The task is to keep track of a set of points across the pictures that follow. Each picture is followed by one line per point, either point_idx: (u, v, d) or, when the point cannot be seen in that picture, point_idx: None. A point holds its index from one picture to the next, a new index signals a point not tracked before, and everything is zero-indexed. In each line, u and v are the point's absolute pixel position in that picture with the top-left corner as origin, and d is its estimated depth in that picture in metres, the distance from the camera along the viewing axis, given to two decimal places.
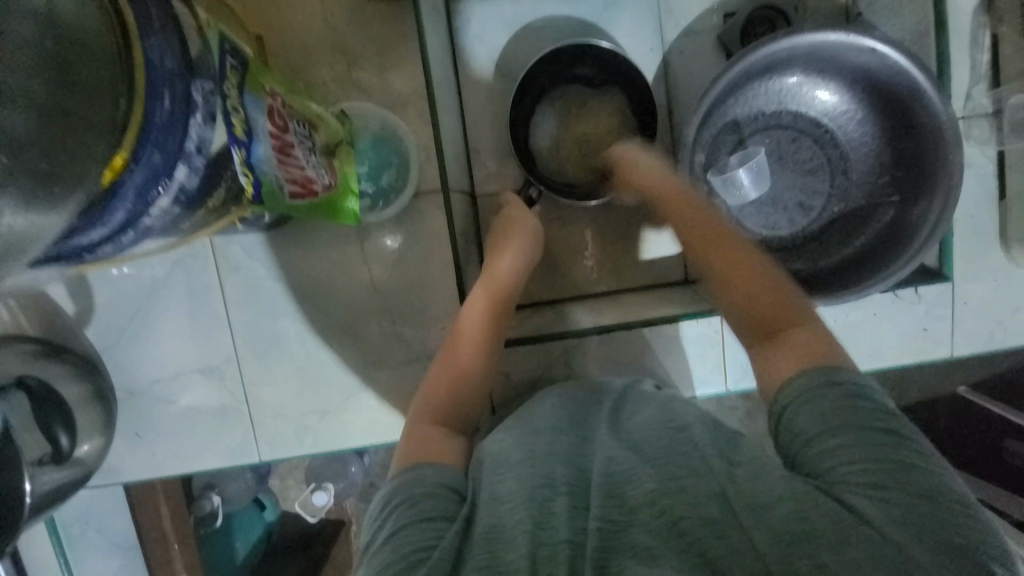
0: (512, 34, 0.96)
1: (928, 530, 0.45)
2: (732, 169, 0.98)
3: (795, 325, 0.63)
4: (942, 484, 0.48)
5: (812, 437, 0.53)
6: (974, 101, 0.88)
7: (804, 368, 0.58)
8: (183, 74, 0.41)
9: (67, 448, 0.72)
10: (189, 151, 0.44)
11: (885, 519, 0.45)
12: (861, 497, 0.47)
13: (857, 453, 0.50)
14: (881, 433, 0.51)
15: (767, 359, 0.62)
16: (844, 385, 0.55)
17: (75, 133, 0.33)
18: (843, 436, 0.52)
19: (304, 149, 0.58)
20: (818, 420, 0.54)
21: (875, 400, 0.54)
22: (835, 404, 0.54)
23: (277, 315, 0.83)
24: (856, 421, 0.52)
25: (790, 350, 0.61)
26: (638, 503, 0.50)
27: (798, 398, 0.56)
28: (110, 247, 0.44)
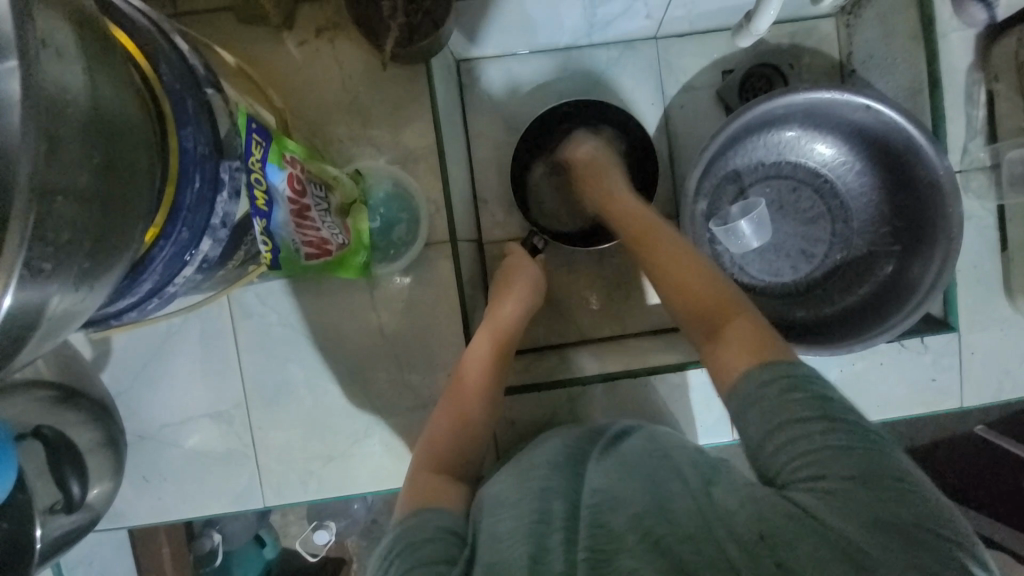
0: (519, 90, 1.01)
1: (870, 512, 0.45)
2: (734, 219, 1.00)
3: (732, 319, 0.63)
4: (883, 463, 0.48)
5: (762, 438, 0.53)
6: (970, 155, 0.90)
7: (747, 365, 0.58)
8: (213, 156, 0.46)
9: (78, 497, 0.73)
10: (214, 226, 0.46)
11: (829, 512, 0.46)
12: (807, 494, 0.48)
13: (799, 447, 0.51)
14: (818, 420, 0.51)
15: (715, 356, 0.62)
16: (782, 376, 0.55)
17: (114, 219, 0.35)
18: (784, 432, 0.52)
19: (320, 212, 0.61)
20: (762, 420, 0.54)
21: (811, 383, 0.54)
22: (774, 399, 0.54)
23: (287, 360, 0.84)
24: (794, 413, 0.52)
25: (734, 345, 0.61)
26: (625, 531, 0.48)
27: (745, 397, 0.56)
28: (135, 313, 0.47)
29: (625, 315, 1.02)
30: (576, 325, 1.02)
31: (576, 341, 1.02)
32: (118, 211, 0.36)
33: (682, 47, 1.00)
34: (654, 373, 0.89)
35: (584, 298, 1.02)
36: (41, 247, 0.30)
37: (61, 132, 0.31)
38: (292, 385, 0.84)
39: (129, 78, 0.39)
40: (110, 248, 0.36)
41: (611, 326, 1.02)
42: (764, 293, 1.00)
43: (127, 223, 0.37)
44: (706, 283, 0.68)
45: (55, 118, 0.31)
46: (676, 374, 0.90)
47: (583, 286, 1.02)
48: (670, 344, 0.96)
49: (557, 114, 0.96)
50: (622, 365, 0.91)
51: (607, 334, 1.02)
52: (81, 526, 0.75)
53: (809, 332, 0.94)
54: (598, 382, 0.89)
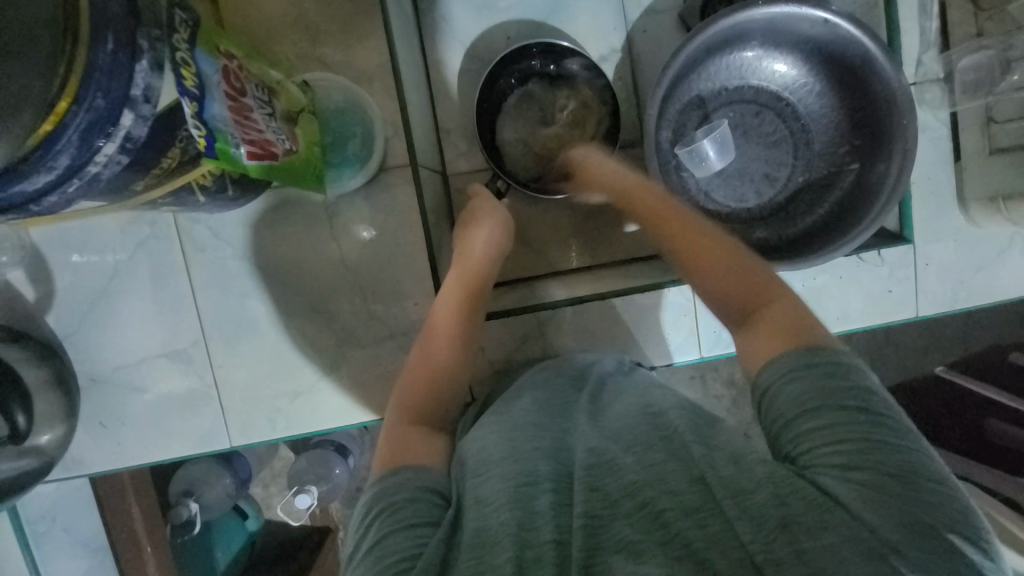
0: (478, 17, 0.97)
1: (903, 509, 0.44)
2: (698, 140, 0.98)
3: (766, 304, 0.61)
4: (918, 462, 0.47)
5: (789, 418, 0.52)
6: (925, 67, 0.91)
7: (783, 351, 0.56)
8: (129, 18, 0.41)
9: (23, 427, 0.69)
10: (135, 98, 0.42)
11: (861, 503, 0.44)
12: (836, 481, 0.46)
13: (833, 433, 0.49)
14: (857, 410, 0.50)
15: (748, 342, 0.60)
16: (819, 364, 0.53)
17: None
18: (820, 417, 0.50)
19: (263, 115, 0.58)
20: (797, 402, 0.52)
21: (849, 374, 0.52)
22: (811, 386, 0.52)
23: (245, 295, 0.81)
24: (830, 401, 0.50)
25: (767, 331, 0.58)
26: (619, 496, 0.50)
27: (777, 379, 0.54)
28: (56, 198, 0.43)
29: (595, 247, 1.02)
30: (545, 258, 1.01)
31: (546, 274, 1.01)
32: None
33: None
34: (622, 295, 0.87)
35: (552, 231, 1.01)
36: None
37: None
38: (251, 322, 0.82)
39: None
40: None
41: (580, 258, 1.02)
42: (730, 219, 1.01)
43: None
44: (728, 259, 0.66)
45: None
46: (648, 295, 0.90)
47: (550, 220, 1.01)
48: (638, 272, 0.96)
49: (528, 51, 0.94)
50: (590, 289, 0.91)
51: (576, 265, 1.02)
52: (32, 471, 0.73)
53: (776, 252, 0.95)
54: (566, 305, 0.87)
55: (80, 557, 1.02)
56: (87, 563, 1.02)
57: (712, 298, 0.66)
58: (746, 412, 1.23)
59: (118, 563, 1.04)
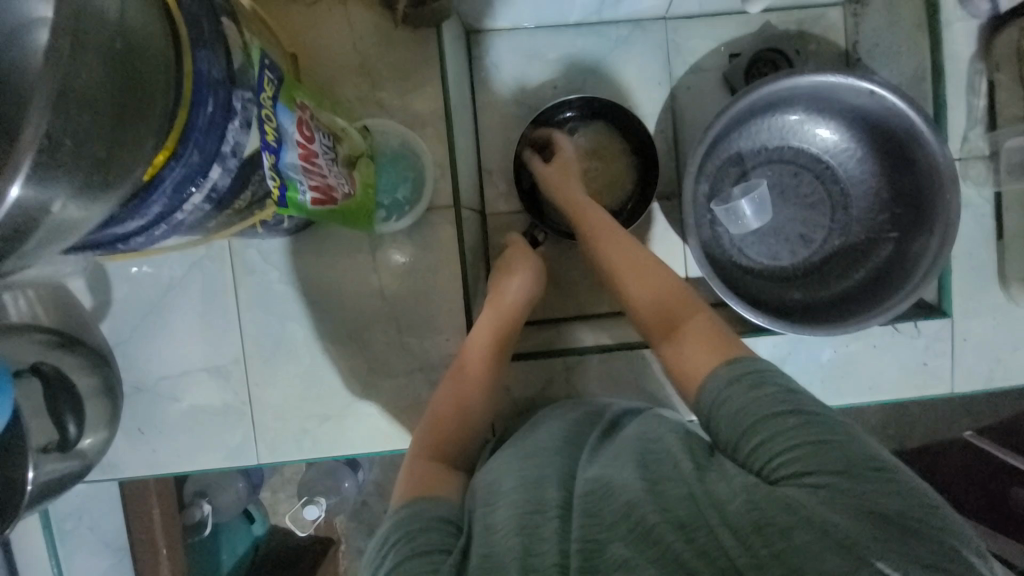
0: (528, 66, 1.01)
1: (855, 501, 0.45)
2: (735, 199, 1.01)
3: (687, 322, 0.65)
4: (856, 450, 0.49)
5: (737, 438, 0.53)
6: (971, 143, 0.91)
7: (711, 364, 0.59)
8: (227, 83, 0.46)
9: (72, 437, 0.74)
10: (224, 153, 0.47)
11: (820, 506, 0.45)
12: (797, 490, 0.47)
13: (779, 441, 0.50)
14: (791, 413, 0.52)
15: (675, 356, 0.64)
16: (746, 374, 0.56)
17: (116, 129, 0.35)
18: (763, 429, 0.52)
19: (327, 160, 0.61)
20: (740, 419, 0.54)
21: (774, 377, 0.55)
22: (747, 396, 0.54)
23: (286, 318, 0.85)
24: (765, 409, 0.53)
25: (690, 342, 0.63)
26: (615, 519, 0.48)
27: (718, 396, 0.56)
28: (142, 238, 0.48)
29: None
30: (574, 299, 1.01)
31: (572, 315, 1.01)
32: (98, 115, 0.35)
33: (690, 29, 1.01)
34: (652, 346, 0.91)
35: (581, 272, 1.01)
36: (38, 150, 0.30)
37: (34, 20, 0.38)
38: (290, 344, 0.85)
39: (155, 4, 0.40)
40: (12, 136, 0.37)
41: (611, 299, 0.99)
42: (763, 276, 1.01)
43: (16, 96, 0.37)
44: (662, 284, 0.70)
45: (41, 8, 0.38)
46: None
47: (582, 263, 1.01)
48: None
49: (575, 101, 0.97)
50: (619, 338, 0.93)
51: (605, 309, 1.01)
52: (73, 471, 0.75)
53: (808, 313, 0.95)
54: (594, 354, 0.91)
55: (99, 557, 1.01)
56: (104, 563, 1.02)
57: (656, 327, 0.68)
58: None
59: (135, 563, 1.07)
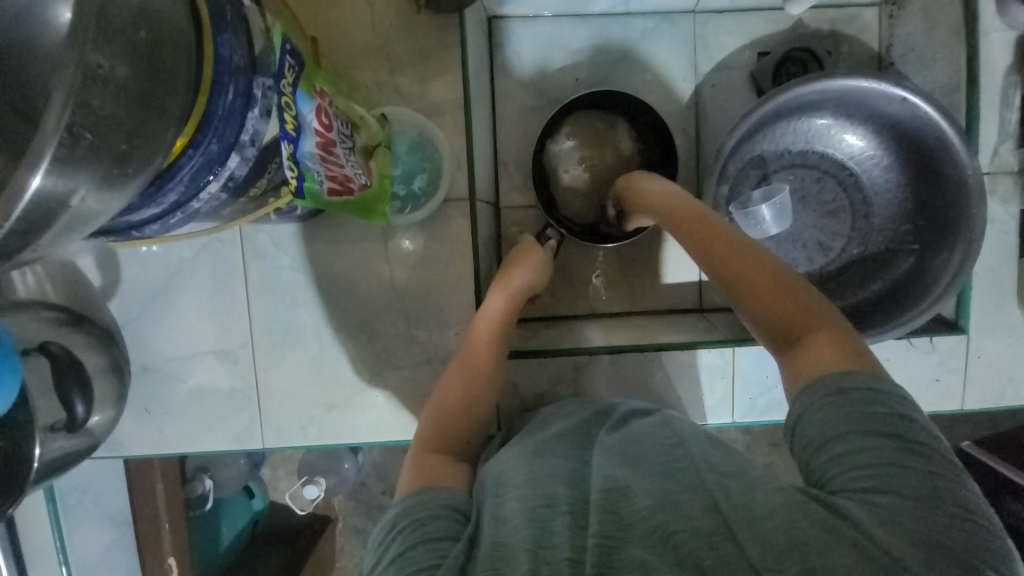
0: (550, 56, 0.98)
1: (925, 533, 0.43)
2: (755, 204, 0.98)
3: (814, 329, 0.56)
4: (948, 489, 0.45)
5: (820, 445, 0.49)
6: (1000, 158, 0.89)
7: (824, 369, 0.53)
8: (248, 69, 0.44)
9: (81, 416, 0.74)
10: (243, 142, 0.45)
11: (876, 526, 0.43)
12: (857, 505, 0.45)
13: (860, 458, 0.47)
14: (888, 436, 0.47)
15: (788, 357, 0.57)
16: (862, 391, 0.50)
17: (137, 116, 0.34)
18: (847, 443, 0.48)
19: (345, 150, 0.60)
20: (827, 426, 0.49)
21: (893, 402, 0.50)
22: (852, 411, 0.49)
23: (295, 305, 0.84)
24: (865, 426, 0.48)
25: (815, 355, 0.54)
26: (634, 520, 0.47)
27: (819, 403, 0.51)
28: (159, 226, 0.47)
29: (635, 293, 1.02)
30: (585, 298, 1.02)
31: (583, 314, 1.01)
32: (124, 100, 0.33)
33: (720, 24, 0.98)
34: (663, 350, 0.88)
35: (592, 272, 1.01)
36: (60, 138, 0.29)
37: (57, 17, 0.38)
38: (298, 331, 0.84)
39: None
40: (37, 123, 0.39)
41: (620, 301, 1.02)
42: None
43: (48, 80, 0.38)
44: (785, 282, 0.60)
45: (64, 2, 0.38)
46: (686, 353, 0.89)
47: (594, 263, 1.01)
48: (677, 325, 0.96)
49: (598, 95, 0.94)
50: (629, 339, 0.91)
51: (615, 311, 1.02)
52: (80, 449, 0.76)
53: None
54: (604, 354, 0.88)
55: (102, 531, 1.02)
56: (107, 536, 1.03)
57: (759, 319, 0.60)
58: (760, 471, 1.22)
59: (138, 537, 1.09)
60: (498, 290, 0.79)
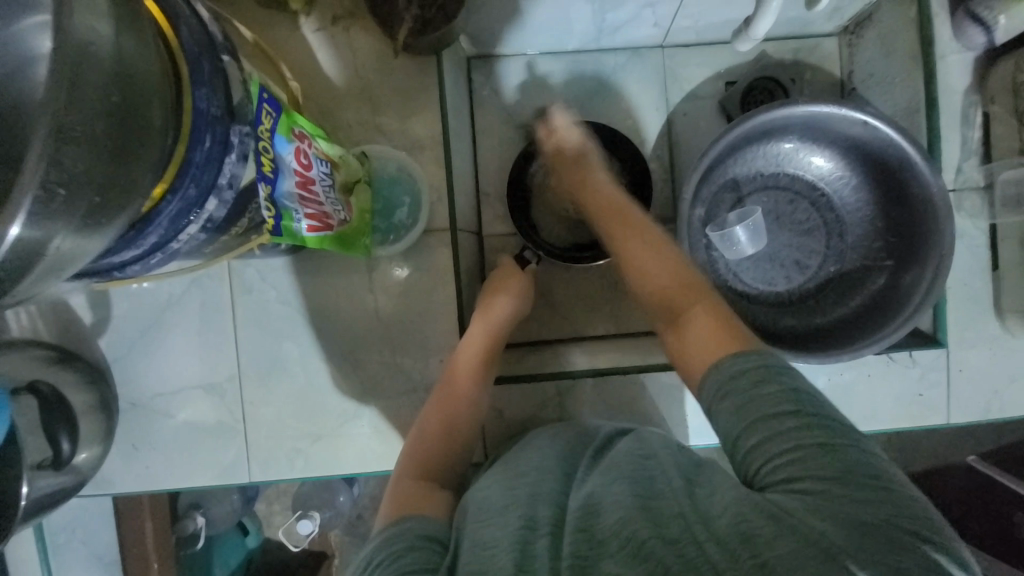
0: (528, 91, 1.03)
1: (848, 512, 0.44)
2: (730, 225, 1.02)
3: (693, 308, 0.64)
4: (854, 460, 0.47)
5: (735, 437, 0.52)
6: (965, 174, 0.92)
7: (718, 353, 0.58)
8: (224, 119, 0.48)
9: (66, 454, 0.76)
10: (221, 186, 0.49)
11: (805, 514, 0.44)
12: (784, 496, 0.46)
13: (773, 446, 0.49)
14: (792, 415, 0.49)
15: (682, 347, 0.63)
16: (752, 373, 0.53)
17: (107, 168, 0.36)
18: (757, 431, 0.50)
19: (325, 188, 0.62)
20: (736, 418, 0.52)
21: (781, 378, 0.52)
22: (746, 397, 0.52)
23: (283, 338, 0.85)
24: (765, 411, 0.50)
25: (700, 329, 0.61)
26: (608, 535, 0.46)
27: (716, 397, 0.54)
28: (139, 266, 0.50)
29: (619, 315, 1.03)
30: (569, 323, 1.03)
31: (568, 339, 1.03)
32: (97, 154, 0.35)
33: (688, 57, 1.03)
34: (644, 371, 0.89)
35: (578, 297, 1.03)
36: (34, 195, 0.31)
37: (42, 54, 0.41)
38: (284, 363, 0.85)
39: (156, 50, 0.41)
40: (11, 161, 0.40)
41: (605, 323, 1.04)
42: (757, 301, 1.02)
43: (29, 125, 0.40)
44: (669, 272, 0.70)
45: (49, 40, 0.41)
46: (668, 373, 0.89)
47: (578, 287, 1.04)
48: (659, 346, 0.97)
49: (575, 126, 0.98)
50: (614, 362, 0.93)
51: (600, 332, 1.03)
52: (69, 486, 0.77)
53: (803, 341, 0.95)
54: (587, 377, 0.90)
55: (89, 571, 1.03)
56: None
57: (665, 323, 0.67)
58: None
59: None
60: (480, 320, 0.80)
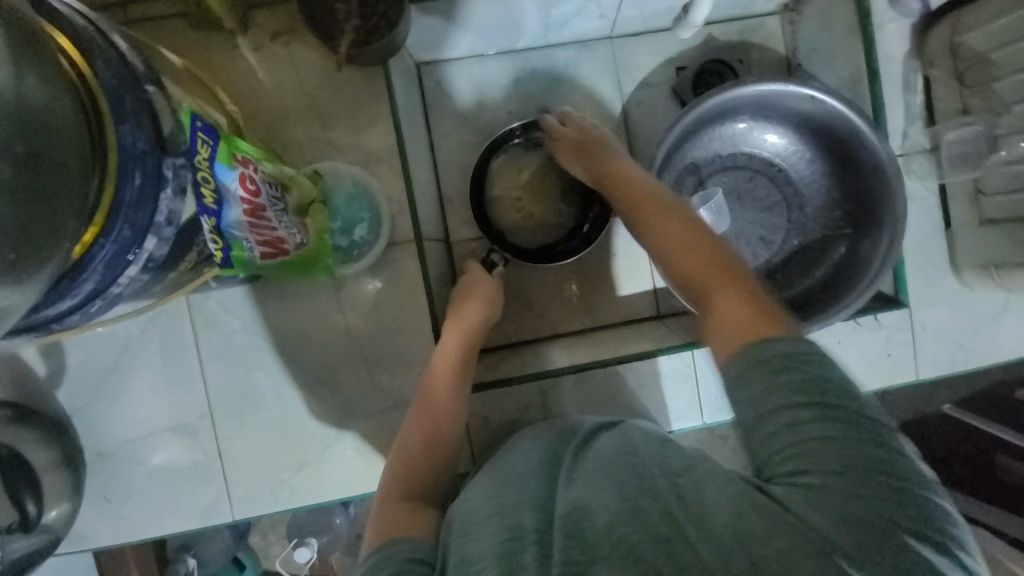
0: (482, 93, 1.02)
1: (852, 509, 0.43)
2: (695, 208, 1.02)
3: (732, 287, 0.59)
4: (868, 455, 0.45)
5: (752, 424, 0.50)
6: (911, 139, 0.96)
7: (760, 334, 0.53)
8: (155, 151, 0.46)
9: (34, 515, 0.71)
10: (158, 224, 0.48)
11: (807, 508, 0.43)
12: (788, 489, 0.45)
13: (789, 436, 0.47)
14: (811, 407, 0.48)
15: (718, 323, 0.57)
16: (775, 358, 0.51)
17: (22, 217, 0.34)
18: (775, 420, 0.48)
19: (276, 212, 0.60)
20: (753, 406, 0.50)
21: (804, 365, 0.50)
22: (765, 386, 0.50)
23: (253, 368, 0.83)
24: (786, 400, 0.48)
25: (737, 310, 0.57)
26: (598, 538, 0.45)
27: (734, 381, 0.52)
28: (78, 315, 0.48)
29: (595, 308, 1.04)
30: (546, 321, 1.03)
31: (547, 337, 1.02)
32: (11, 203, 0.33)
33: (637, 46, 1.03)
34: (624, 362, 0.88)
35: (553, 294, 1.03)
36: None
37: None
38: (257, 394, 0.83)
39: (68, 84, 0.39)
40: None
41: (583, 317, 1.03)
42: None
43: None
44: (706, 247, 0.64)
45: None
46: (646, 361, 0.90)
47: (553, 285, 1.03)
48: (636, 335, 0.97)
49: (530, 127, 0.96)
50: (594, 354, 0.92)
51: (577, 326, 1.03)
52: (41, 548, 0.73)
53: None
54: (570, 373, 0.87)
55: None
56: None
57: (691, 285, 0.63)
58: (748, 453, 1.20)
59: None
60: (453, 329, 0.80)
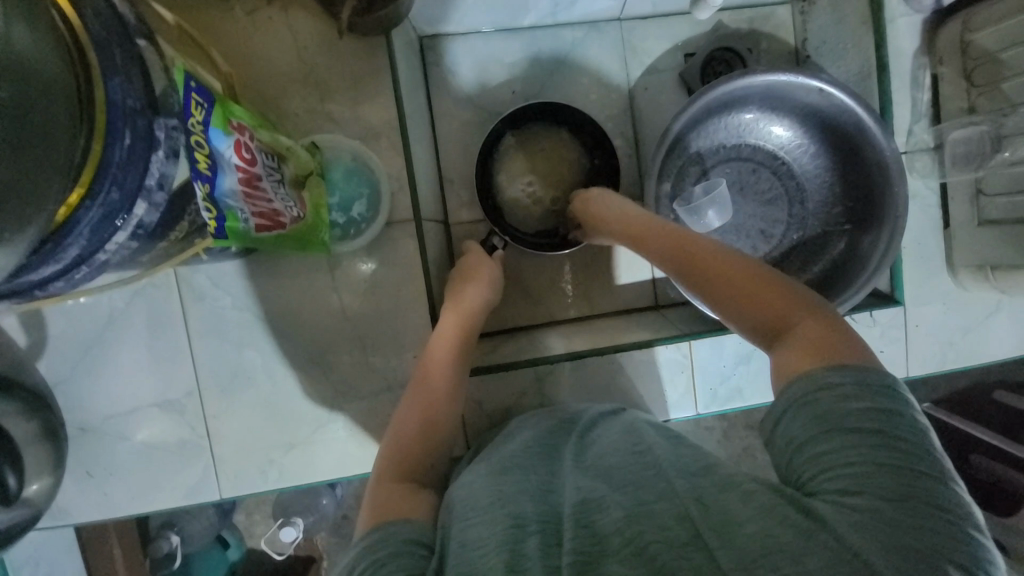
0: (486, 71, 0.99)
1: (903, 541, 0.40)
2: (698, 200, 1.02)
3: (795, 314, 0.55)
4: (929, 493, 0.42)
5: (802, 442, 0.47)
6: (916, 137, 0.95)
7: (818, 362, 0.50)
8: (145, 110, 0.44)
9: (15, 488, 0.69)
10: (149, 187, 0.45)
11: (851, 529, 0.41)
12: (832, 508, 0.42)
13: (844, 458, 0.44)
14: (875, 435, 0.44)
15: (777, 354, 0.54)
16: (840, 384, 0.47)
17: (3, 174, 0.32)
18: (829, 440, 0.46)
19: (272, 182, 0.58)
20: (808, 424, 0.47)
21: (870, 395, 0.46)
22: (825, 407, 0.47)
23: (244, 345, 0.81)
24: (845, 424, 0.45)
25: (798, 340, 0.53)
26: (610, 532, 0.45)
27: (789, 399, 0.49)
28: (63, 281, 0.46)
29: (593, 297, 1.03)
30: (544, 309, 1.02)
31: (544, 324, 1.02)
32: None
33: (646, 29, 1.01)
34: (621, 350, 0.87)
35: (551, 281, 1.02)
36: None
37: None
38: (248, 372, 0.81)
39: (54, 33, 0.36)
40: None
41: (580, 306, 1.03)
42: None
43: None
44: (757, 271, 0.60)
45: None
46: (641, 351, 0.89)
47: (552, 271, 1.02)
48: (634, 325, 0.97)
49: (541, 109, 0.94)
50: (591, 343, 0.91)
51: (574, 314, 1.03)
52: (23, 522, 0.71)
53: None
54: (565, 360, 0.87)
55: None
56: None
57: (737, 304, 0.59)
58: (736, 444, 1.21)
59: None
60: (452, 311, 0.79)
